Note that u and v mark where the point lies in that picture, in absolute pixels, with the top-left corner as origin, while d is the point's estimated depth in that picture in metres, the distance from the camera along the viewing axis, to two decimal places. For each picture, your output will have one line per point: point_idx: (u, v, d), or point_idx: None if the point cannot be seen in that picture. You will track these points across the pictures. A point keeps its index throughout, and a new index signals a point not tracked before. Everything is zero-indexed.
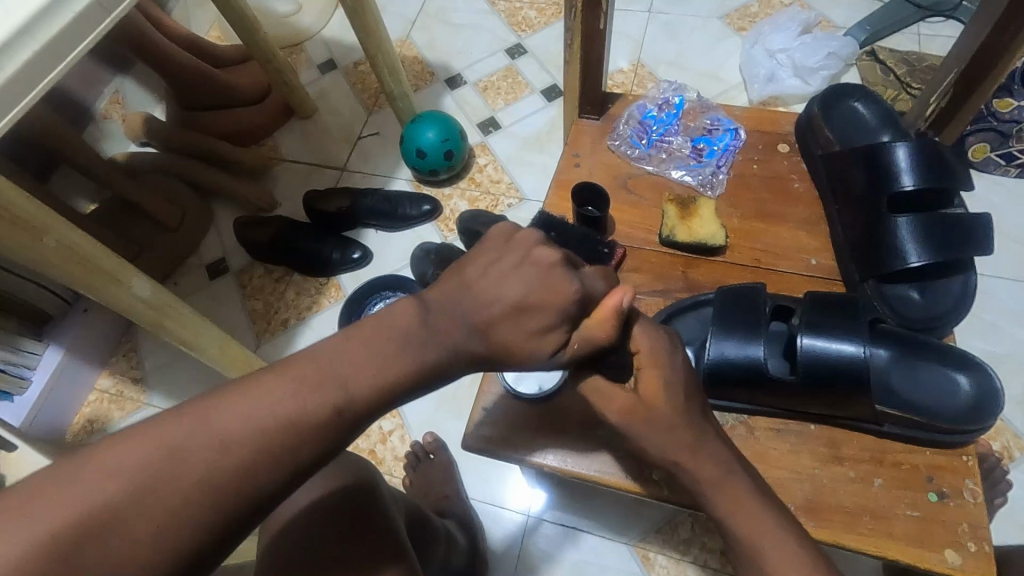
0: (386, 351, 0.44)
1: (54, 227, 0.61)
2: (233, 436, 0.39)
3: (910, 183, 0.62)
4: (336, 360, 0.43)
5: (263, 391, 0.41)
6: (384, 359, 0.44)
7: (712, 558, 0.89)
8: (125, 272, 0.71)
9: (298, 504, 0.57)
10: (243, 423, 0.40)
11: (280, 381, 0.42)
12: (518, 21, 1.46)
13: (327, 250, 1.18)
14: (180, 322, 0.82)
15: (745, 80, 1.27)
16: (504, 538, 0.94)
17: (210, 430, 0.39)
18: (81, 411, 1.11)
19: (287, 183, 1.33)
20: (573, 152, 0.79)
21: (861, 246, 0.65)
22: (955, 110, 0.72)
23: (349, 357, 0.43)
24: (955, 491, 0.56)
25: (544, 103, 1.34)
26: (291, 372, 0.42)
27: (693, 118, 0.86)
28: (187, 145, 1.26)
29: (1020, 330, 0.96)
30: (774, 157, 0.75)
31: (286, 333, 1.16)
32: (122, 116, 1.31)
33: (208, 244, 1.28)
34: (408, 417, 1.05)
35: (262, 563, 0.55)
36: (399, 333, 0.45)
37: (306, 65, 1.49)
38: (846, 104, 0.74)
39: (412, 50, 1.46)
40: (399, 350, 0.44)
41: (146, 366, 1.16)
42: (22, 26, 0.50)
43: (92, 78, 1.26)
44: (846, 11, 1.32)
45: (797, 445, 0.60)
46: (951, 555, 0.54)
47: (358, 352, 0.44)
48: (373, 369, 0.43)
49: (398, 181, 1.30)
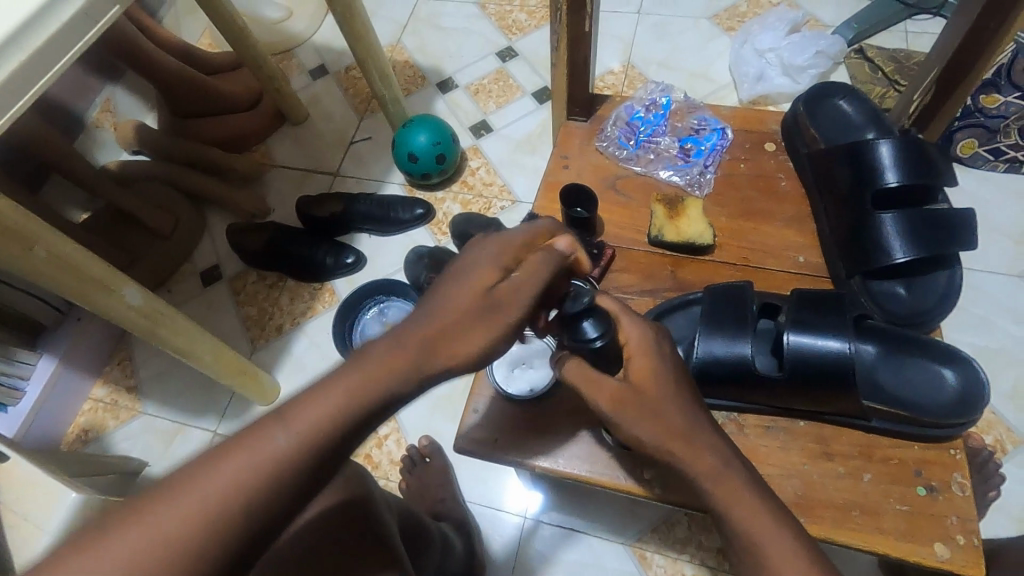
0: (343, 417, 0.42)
1: (44, 237, 0.61)
2: (217, 494, 0.39)
3: (894, 180, 0.62)
4: (309, 398, 0.42)
5: (213, 476, 0.39)
6: (356, 385, 0.43)
7: (709, 556, 0.89)
8: (116, 280, 0.71)
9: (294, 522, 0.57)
10: (225, 479, 0.39)
11: (230, 462, 0.40)
12: (508, 24, 1.47)
13: (319, 255, 1.18)
14: (172, 329, 0.81)
15: (735, 80, 1.28)
16: (502, 540, 0.94)
17: (193, 494, 0.39)
18: (76, 420, 1.11)
19: (280, 189, 1.33)
20: (562, 153, 0.80)
21: (847, 243, 0.65)
22: (939, 106, 0.72)
23: (305, 429, 0.41)
24: (944, 485, 0.57)
25: (535, 106, 1.35)
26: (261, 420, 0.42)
27: (681, 118, 0.87)
28: (179, 152, 1.26)
29: (1011, 324, 0.97)
30: (761, 156, 0.76)
31: (281, 339, 1.16)
32: (114, 125, 1.31)
33: (201, 251, 1.28)
34: (403, 421, 1.05)
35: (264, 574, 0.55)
36: (353, 394, 0.43)
37: (297, 71, 1.49)
38: (831, 102, 0.74)
39: (403, 55, 1.46)
40: (354, 409, 0.42)
41: (141, 375, 1.15)
42: (11, 35, 0.50)
43: (83, 86, 1.26)
44: (834, 9, 1.33)
45: (787, 442, 0.60)
46: (941, 549, 0.54)
47: (313, 422, 0.41)
48: (347, 397, 0.42)
49: (390, 185, 1.30)
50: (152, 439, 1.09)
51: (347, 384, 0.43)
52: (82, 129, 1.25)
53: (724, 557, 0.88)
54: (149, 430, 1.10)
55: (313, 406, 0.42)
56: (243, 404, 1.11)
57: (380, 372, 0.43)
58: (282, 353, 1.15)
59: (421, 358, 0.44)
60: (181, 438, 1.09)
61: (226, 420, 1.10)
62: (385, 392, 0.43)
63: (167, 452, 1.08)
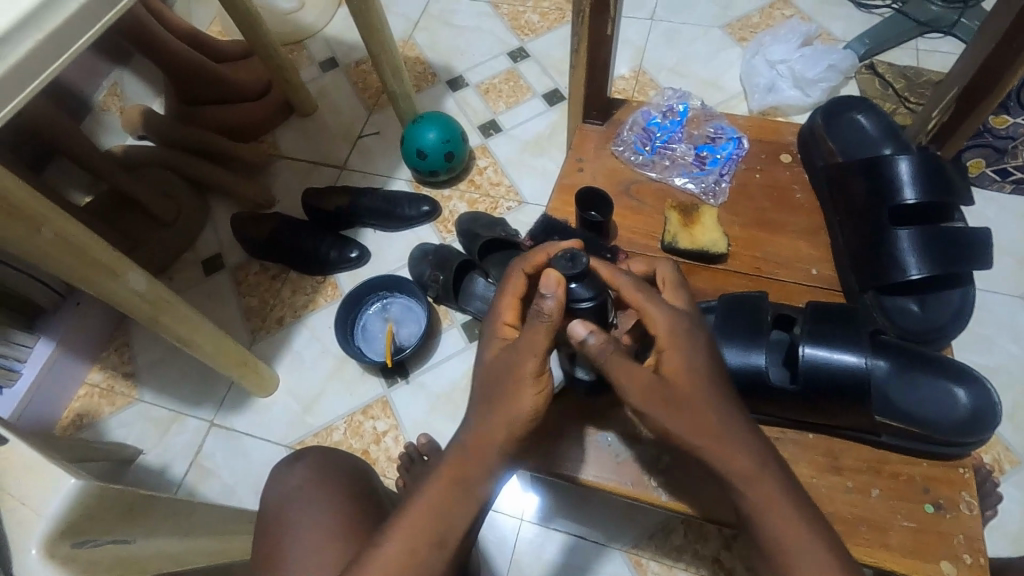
0: (432, 522, 0.49)
1: (52, 219, 0.61)
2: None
3: (912, 197, 0.62)
4: (431, 506, 0.50)
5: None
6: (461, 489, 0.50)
7: (705, 565, 0.89)
8: (122, 265, 0.71)
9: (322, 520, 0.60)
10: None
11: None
12: (520, 25, 1.47)
13: (325, 249, 1.17)
14: (175, 318, 0.81)
15: (746, 90, 1.28)
16: (498, 542, 0.94)
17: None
18: (71, 405, 1.10)
19: (286, 180, 1.33)
20: (576, 156, 0.80)
21: (862, 258, 0.65)
22: (956, 124, 0.72)
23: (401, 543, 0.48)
24: (952, 503, 0.57)
25: (545, 107, 1.34)
26: (403, 526, 0.49)
27: (697, 126, 0.87)
28: (185, 139, 1.25)
29: (1011, 343, 0.97)
30: (776, 167, 0.76)
31: (283, 331, 1.15)
32: (120, 109, 1.30)
33: (204, 239, 1.27)
34: (402, 419, 1.05)
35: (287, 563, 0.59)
36: (437, 502, 0.50)
37: (307, 62, 1.49)
38: (848, 116, 0.74)
39: (414, 51, 1.46)
40: (442, 514, 0.50)
41: (139, 362, 1.14)
42: (28, 13, 0.50)
43: (91, 69, 1.25)
44: (845, 24, 1.33)
45: (796, 454, 0.60)
46: (947, 567, 0.54)
47: (412, 532, 0.49)
48: (458, 501, 0.50)
49: (397, 181, 1.29)
50: (148, 427, 1.08)
51: (431, 499, 0.50)
52: (88, 112, 1.24)
53: (720, 566, 0.88)
54: (146, 418, 1.09)
55: (405, 521, 0.49)
56: (241, 395, 1.10)
57: (455, 476, 0.51)
58: (284, 345, 1.14)
59: (484, 451, 0.51)
60: (177, 427, 1.08)
61: (224, 410, 1.09)
62: (464, 491, 0.50)
63: (163, 441, 1.07)
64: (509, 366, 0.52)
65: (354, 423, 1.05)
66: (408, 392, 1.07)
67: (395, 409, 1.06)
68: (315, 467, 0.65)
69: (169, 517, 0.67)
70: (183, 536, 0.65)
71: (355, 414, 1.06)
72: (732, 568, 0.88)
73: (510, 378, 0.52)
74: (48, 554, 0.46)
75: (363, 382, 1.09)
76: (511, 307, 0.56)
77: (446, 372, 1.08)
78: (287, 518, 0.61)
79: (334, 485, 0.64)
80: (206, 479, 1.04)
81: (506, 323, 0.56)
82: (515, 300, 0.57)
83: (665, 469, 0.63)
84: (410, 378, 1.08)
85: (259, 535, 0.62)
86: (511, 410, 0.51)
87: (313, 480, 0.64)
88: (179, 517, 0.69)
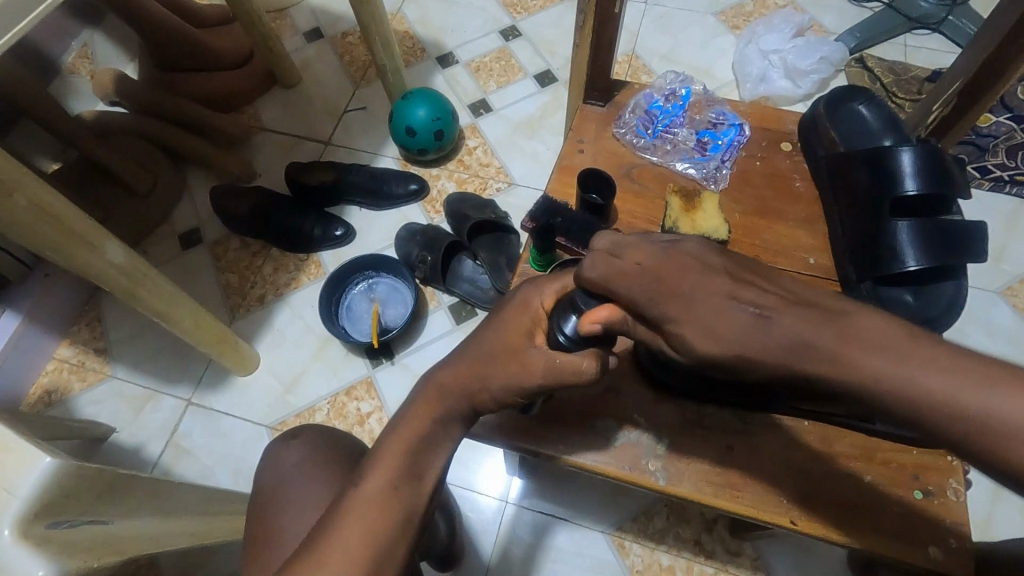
0: (405, 477, 0.50)
1: (24, 183, 0.57)
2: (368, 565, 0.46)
3: (912, 188, 0.63)
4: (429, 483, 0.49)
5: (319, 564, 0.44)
6: None
7: (686, 548, 0.90)
8: (99, 236, 0.67)
9: (324, 496, 0.60)
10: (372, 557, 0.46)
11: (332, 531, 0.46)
12: (513, 2, 1.44)
13: (307, 226, 1.14)
14: (152, 291, 0.77)
15: (738, 79, 1.27)
16: (481, 524, 0.93)
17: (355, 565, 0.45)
18: (38, 381, 1.05)
19: (268, 153, 1.28)
20: (577, 137, 0.79)
21: (859, 248, 0.66)
22: (954, 119, 0.73)
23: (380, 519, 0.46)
24: (940, 489, 0.59)
25: (537, 88, 1.32)
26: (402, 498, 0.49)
27: (698, 111, 0.86)
28: (161, 107, 1.20)
29: (985, 337, 1.00)
30: (776, 155, 0.77)
31: (263, 309, 1.12)
32: (91, 72, 1.23)
33: (181, 211, 1.22)
34: (387, 400, 1.03)
35: (275, 538, 0.58)
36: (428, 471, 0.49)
37: (291, 32, 1.43)
38: (849, 105, 0.74)
39: (403, 25, 1.42)
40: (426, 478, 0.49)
41: (111, 337, 1.10)
42: None
43: (60, 29, 1.18)
44: (836, 17, 1.34)
45: (791, 441, 0.62)
46: (934, 551, 0.56)
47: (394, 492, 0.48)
48: None
49: (383, 158, 1.26)
50: (121, 404, 1.05)
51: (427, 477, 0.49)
52: (56, 74, 1.18)
53: (701, 548, 0.90)
54: (119, 396, 1.05)
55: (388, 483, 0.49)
56: (220, 373, 1.07)
57: (432, 414, 0.52)
58: (264, 323, 1.11)
59: (457, 397, 0.52)
60: (152, 405, 1.05)
61: (203, 388, 1.06)
62: None
63: (137, 419, 1.04)
64: (518, 325, 0.52)
65: (337, 404, 1.04)
66: (393, 373, 1.05)
67: (379, 390, 1.04)
68: (313, 444, 0.65)
69: (149, 497, 0.65)
70: (163, 516, 0.63)
71: (338, 396, 1.04)
72: (712, 550, 0.90)
73: (502, 341, 0.52)
74: (21, 534, 0.42)
75: (346, 362, 1.07)
76: (552, 288, 0.54)
77: (432, 355, 1.07)
78: (281, 498, 0.60)
79: (334, 464, 0.63)
80: (183, 458, 1.01)
81: (540, 300, 0.54)
82: (560, 286, 0.54)
83: (664, 453, 0.62)
84: (395, 359, 1.07)
85: (256, 514, 0.61)
86: (498, 372, 0.51)
87: (310, 459, 0.63)
88: (161, 497, 0.67)
